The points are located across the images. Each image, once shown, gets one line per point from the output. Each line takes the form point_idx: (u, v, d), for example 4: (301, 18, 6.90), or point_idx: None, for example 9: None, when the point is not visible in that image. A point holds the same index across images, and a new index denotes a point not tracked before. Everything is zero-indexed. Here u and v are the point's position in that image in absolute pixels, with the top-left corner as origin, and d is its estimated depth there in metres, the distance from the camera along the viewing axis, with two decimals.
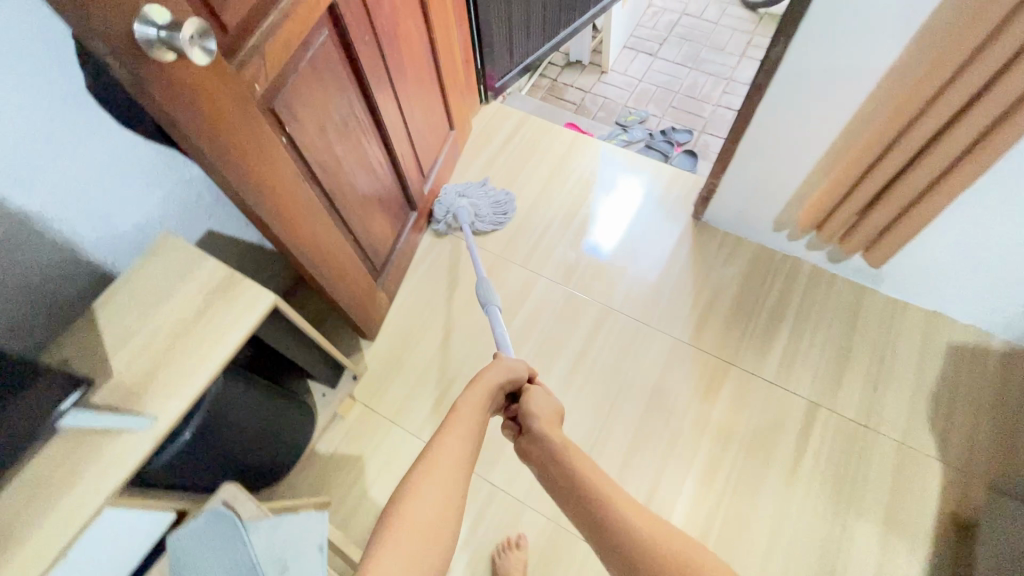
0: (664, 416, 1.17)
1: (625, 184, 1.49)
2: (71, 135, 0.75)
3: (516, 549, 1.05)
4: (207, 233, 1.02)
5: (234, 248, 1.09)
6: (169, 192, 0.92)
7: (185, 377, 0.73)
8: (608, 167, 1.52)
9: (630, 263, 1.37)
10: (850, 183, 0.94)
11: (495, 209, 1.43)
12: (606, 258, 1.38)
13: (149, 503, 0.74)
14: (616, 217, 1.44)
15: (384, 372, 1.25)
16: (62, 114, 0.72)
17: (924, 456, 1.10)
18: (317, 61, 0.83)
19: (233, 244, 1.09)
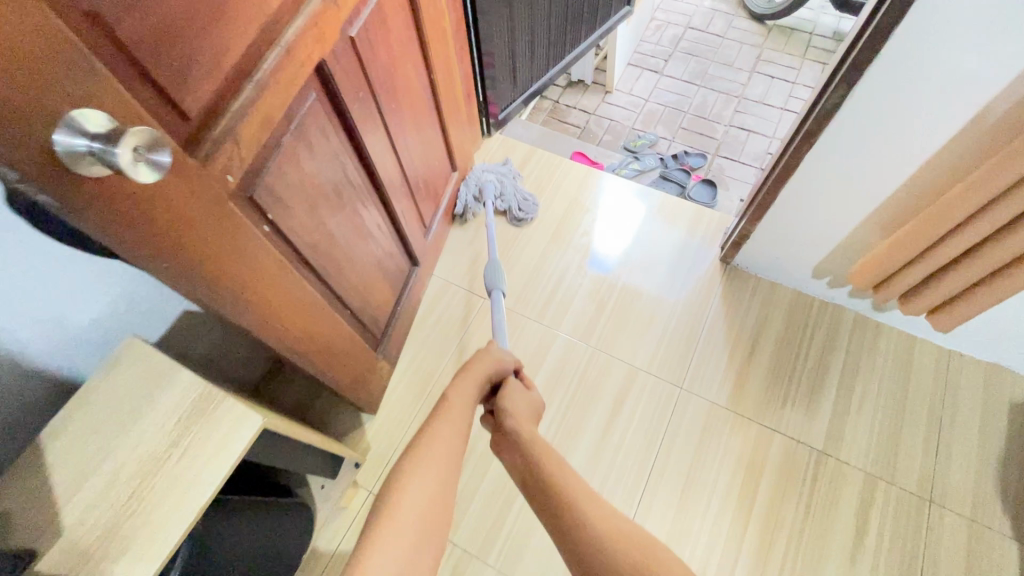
0: (706, 493, 1.05)
1: (635, 203, 1.40)
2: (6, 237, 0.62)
3: None
4: (183, 313, 0.90)
5: (214, 326, 0.96)
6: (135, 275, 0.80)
7: (154, 532, 0.59)
8: (615, 186, 1.44)
9: (654, 313, 1.25)
10: (924, 243, 0.83)
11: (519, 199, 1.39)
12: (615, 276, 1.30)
13: None
14: (625, 234, 1.36)
15: (389, 450, 1.12)
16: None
17: (998, 533, 0.98)
18: (304, 130, 0.70)
19: (213, 322, 0.96)
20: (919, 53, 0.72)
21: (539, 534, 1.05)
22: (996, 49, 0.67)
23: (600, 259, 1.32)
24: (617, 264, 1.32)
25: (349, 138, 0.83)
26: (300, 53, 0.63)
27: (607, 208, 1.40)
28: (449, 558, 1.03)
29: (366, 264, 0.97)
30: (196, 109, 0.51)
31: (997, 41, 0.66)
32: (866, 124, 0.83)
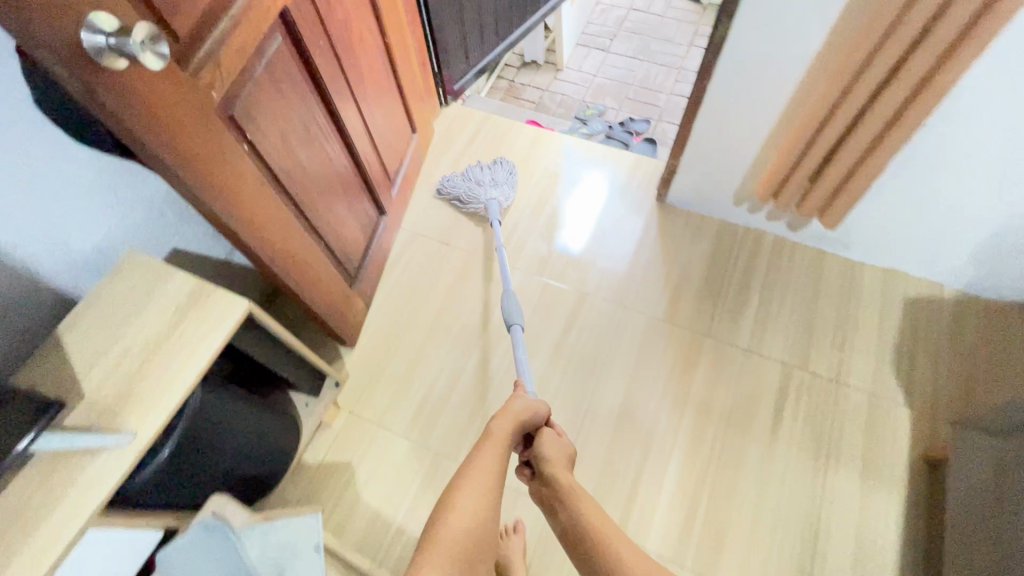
0: (647, 391, 1.20)
1: (590, 181, 1.52)
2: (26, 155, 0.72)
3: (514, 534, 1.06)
4: (171, 251, 1.00)
5: (201, 264, 1.06)
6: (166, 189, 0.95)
7: (163, 390, 0.72)
8: (571, 167, 1.55)
9: (603, 255, 1.39)
10: (802, 147, 0.98)
11: (511, 179, 1.45)
12: (580, 255, 1.40)
13: (134, 519, 0.73)
14: (584, 214, 1.46)
15: (366, 378, 1.25)
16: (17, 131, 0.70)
17: (895, 404, 1.14)
18: (272, 68, 0.83)
19: (199, 261, 1.06)
20: None
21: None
22: None
23: (565, 244, 1.41)
24: (583, 244, 1.41)
25: (314, 86, 0.97)
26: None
27: (556, 172, 1.54)
28: (422, 463, 1.15)
29: (336, 201, 1.10)
30: (184, 31, 0.65)
31: None
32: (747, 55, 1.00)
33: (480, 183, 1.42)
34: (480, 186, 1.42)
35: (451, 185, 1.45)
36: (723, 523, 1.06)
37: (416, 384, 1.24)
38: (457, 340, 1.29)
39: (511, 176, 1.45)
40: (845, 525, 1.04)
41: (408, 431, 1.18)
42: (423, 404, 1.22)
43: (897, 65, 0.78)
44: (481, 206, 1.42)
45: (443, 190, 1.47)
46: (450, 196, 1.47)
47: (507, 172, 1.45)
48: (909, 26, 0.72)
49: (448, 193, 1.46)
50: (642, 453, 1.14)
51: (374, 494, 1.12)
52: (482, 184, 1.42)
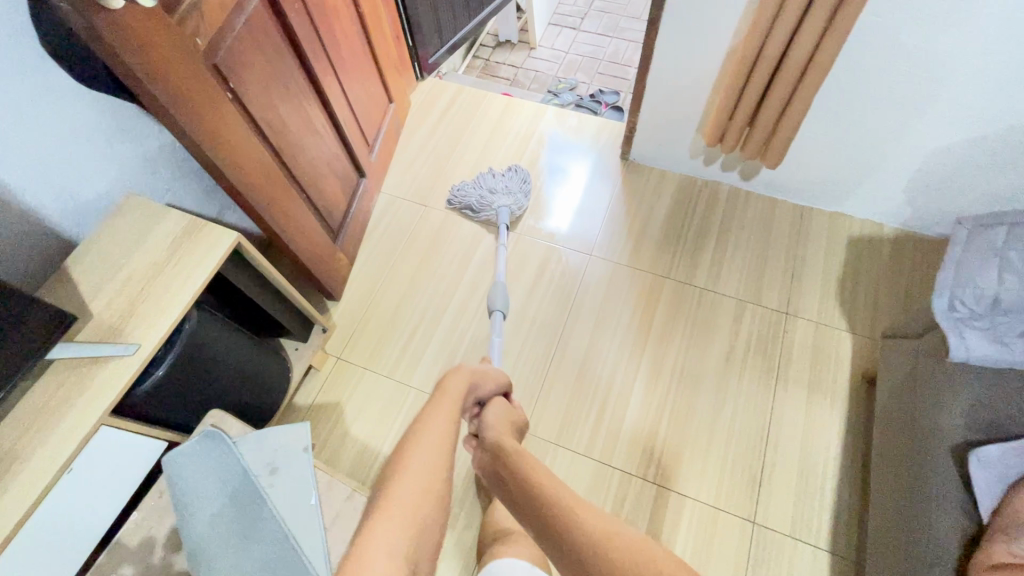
0: (613, 329, 1.30)
1: (572, 167, 1.56)
2: (34, 105, 0.80)
3: None
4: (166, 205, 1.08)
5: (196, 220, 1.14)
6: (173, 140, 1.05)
7: (162, 309, 0.80)
8: (554, 154, 1.60)
9: (583, 228, 1.46)
10: (737, 92, 1.08)
11: (524, 186, 1.47)
12: (566, 237, 1.45)
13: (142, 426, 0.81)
14: (569, 200, 1.51)
15: (352, 327, 1.34)
16: (27, 81, 0.78)
17: (838, 330, 1.25)
18: (252, 25, 0.91)
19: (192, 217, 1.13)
20: None
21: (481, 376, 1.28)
22: None
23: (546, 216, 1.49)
24: (569, 227, 1.46)
25: (292, 47, 1.05)
26: None
27: (536, 140, 1.63)
28: (405, 400, 1.24)
29: (317, 158, 1.19)
30: None
31: None
32: (686, 10, 1.10)
33: (492, 191, 1.45)
34: (491, 194, 1.44)
35: (462, 196, 1.46)
36: (681, 441, 1.16)
37: (398, 331, 1.33)
38: (437, 291, 1.39)
39: (523, 184, 1.47)
40: (792, 440, 1.14)
41: (392, 372, 1.27)
42: (405, 349, 1.31)
43: (806, 7, 0.88)
44: (492, 214, 1.44)
45: (454, 198, 1.48)
46: (461, 206, 1.48)
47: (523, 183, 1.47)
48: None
49: (459, 202, 1.47)
50: (607, 384, 1.24)
51: (362, 429, 1.21)
52: (494, 192, 1.45)
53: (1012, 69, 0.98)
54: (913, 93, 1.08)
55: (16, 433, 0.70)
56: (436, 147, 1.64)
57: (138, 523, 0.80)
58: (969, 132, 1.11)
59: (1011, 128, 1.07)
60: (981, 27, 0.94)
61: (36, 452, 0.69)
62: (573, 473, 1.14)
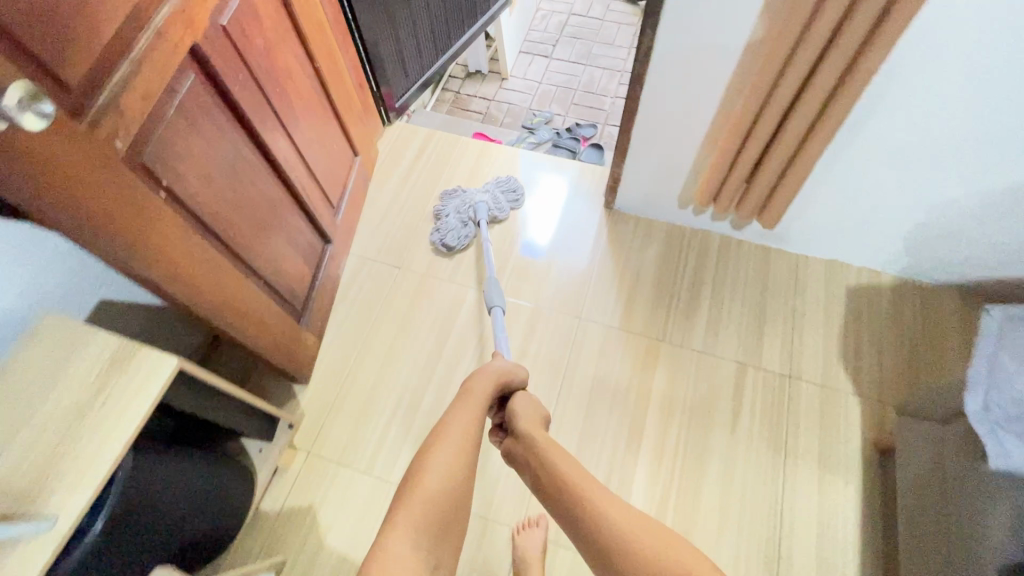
0: (609, 404, 1.21)
1: (546, 181, 1.52)
2: None
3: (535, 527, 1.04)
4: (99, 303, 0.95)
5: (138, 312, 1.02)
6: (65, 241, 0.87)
7: (88, 464, 0.67)
8: (527, 169, 1.55)
9: (560, 248, 1.41)
10: (733, 153, 1.00)
11: (505, 193, 1.46)
12: (542, 255, 1.41)
13: None
14: (544, 214, 1.47)
15: (323, 415, 1.21)
16: None
17: (845, 394, 1.18)
18: (186, 108, 0.78)
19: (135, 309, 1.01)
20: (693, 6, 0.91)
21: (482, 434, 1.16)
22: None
23: (530, 246, 1.42)
24: (545, 244, 1.42)
25: (238, 120, 0.92)
26: (173, 34, 0.72)
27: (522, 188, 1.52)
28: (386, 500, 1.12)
29: (274, 236, 1.06)
30: (77, 82, 0.61)
31: None
32: (673, 67, 1.02)
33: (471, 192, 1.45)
34: (470, 202, 1.42)
35: (458, 232, 1.39)
36: (691, 527, 1.08)
37: (375, 417, 1.21)
38: (416, 366, 1.27)
39: (508, 191, 1.46)
40: (807, 522, 1.07)
41: (370, 467, 1.15)
42: (383, 437, 1.18)
43: (810, 71, 0.81)
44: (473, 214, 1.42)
45: (443, 236, 1.39)
46: (453, 235, 1.39)
47: (509, 190, 1.46)
48: (816, 34, 0.75)
49: (449, 234, 1.39)
50: (607, 468, 1.14)
51: (339, 537, 1.08)
52: (472, 200, 1.43)
53: (1017, 124, 0.93)
54: (914, 146, 1.03)
55: None
56: (407, 199, 1.52)
57: None
58: (971, 183, 1.06)
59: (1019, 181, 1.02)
60: (988, 83, 0.89)
61: None
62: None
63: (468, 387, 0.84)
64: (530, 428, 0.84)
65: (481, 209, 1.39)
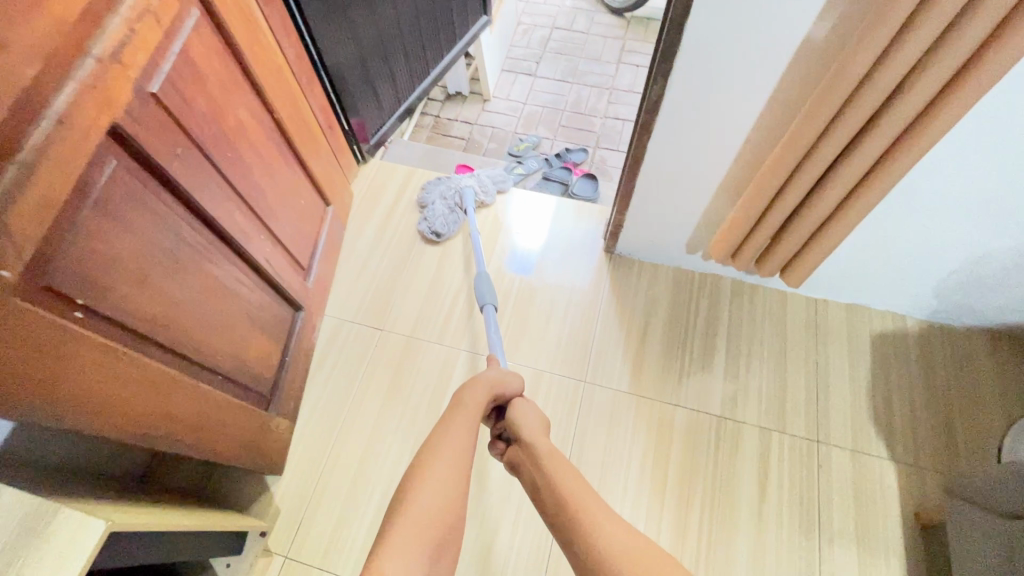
0: (621, 480, 1.09)
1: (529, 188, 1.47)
2: None
3: None
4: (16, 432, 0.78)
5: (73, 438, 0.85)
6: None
7: None
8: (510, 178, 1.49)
9: (552, 265, 1.34)
10: (759, 210, 0.89)
11: (494, 180, 1.44)
12: (531, 270, 1.33)
13: None
14: (530, 222, 1.40)
15: (301, 511, 1.07)
16: None
17: (879, 458, 1.08)
18: (107, 204, 0.64)
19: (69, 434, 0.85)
20: (711, 53, 0.79)
21: (479, 510, 1.09)
22: (761, 43, 0.75)
23: (518, 258, 1.35)
24: (533, 259, 1.35)
25: (178, 198, 0.77)
26: (79, 121, 0.58)
27: (512, 229, 1.39)
28: None
29: (231, 322, 0.91)
30: None
31: (766, 38, 0.74)
32: (687, 115, 0.90)
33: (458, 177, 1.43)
34: (455, 188, 1.40)
35: (446, 219, 1.36)
36: None
37: (360, 511, 1.07)
38: (404, 447, 1.13)
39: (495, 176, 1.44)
40: None
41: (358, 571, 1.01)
42: (371, 534, 1.05)
43: (860, 131, 0.70)
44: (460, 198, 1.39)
45: (432, 222, 1.36)
46: (442, 220, 1.37)
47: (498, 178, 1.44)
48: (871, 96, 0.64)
49: (438, 220, 1.36)
50: None
51: None
52: (458, 186, 1.41)
53: None
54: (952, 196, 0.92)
55: None
56: (387, 247, 1.38)
57: None
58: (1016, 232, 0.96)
59: None
60: None
61: None
62: None
63: (460, 397, 0.75)
64: (534, 435, 0.76)
65: (468, 193, 1.37)
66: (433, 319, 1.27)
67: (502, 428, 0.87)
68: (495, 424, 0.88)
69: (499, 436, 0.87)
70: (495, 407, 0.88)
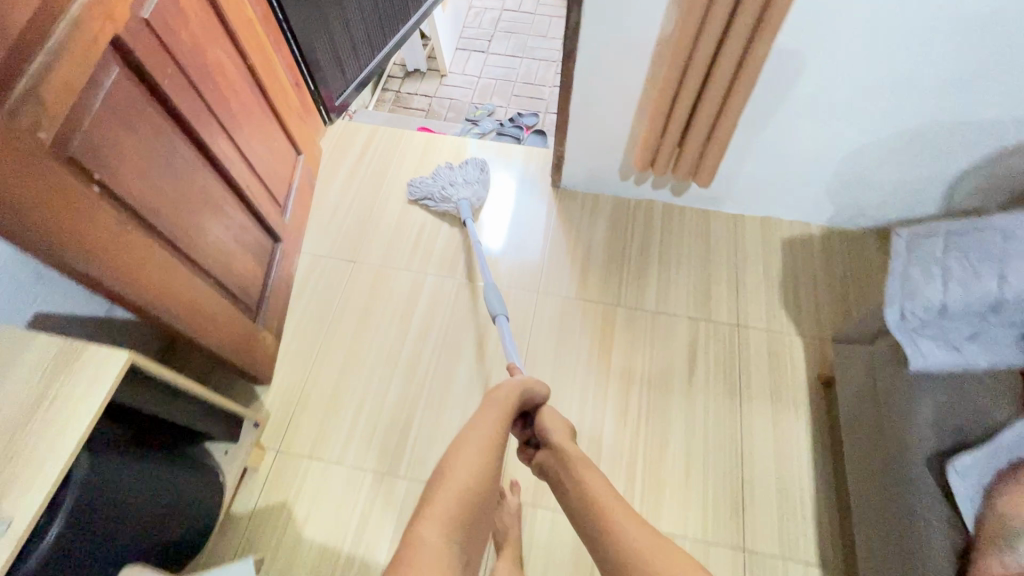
0: (572, 370, 1.25)
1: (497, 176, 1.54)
2: None
3: (512, 493, 1.07)
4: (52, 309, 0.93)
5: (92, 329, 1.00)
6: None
7: (40, 463, 0.64)
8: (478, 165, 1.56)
9: (522, 245, 1.42)
10: (664, 114, 1.06)
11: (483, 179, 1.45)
12: (503, 252, 1.41)
13: None
14: (500, 208, 1.48)
15: (288, 413, 1.19)
16: None
17: (789, 336, 1.26)
18: (114, 102, 0.77)
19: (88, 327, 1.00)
20: None
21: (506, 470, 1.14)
22: None
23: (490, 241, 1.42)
24: (504, 240, 1.43)
25: (169, 114, 0.90)
26: (92, 25, 0.72)
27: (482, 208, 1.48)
28: (361, 486, 1.11)
29: (219, 235, 1.04)
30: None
31: None
32: (601, 40, 1.08)
33: (451, 183, 1.42)
34: (452, 187, 1.42)
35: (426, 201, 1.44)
36: (660, 478, 1.12)
37: (342, 410, 1.20)
38: (380, 355, 1.27)
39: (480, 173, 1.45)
40: (766, 457, 1.13)
41: (343, 456, 1.15)
42: (352, 428, 1.18)
43: (725, 30, 0.88)
44: (452, 207, 1.41)
45: (415, 190, 1.44)
46: (422, 196, 1.45)
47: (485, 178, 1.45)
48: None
49: (420, 194, 1.44)
50: (576, 429, 1.18)
51: (317, 528, 1.07)
52: (454, 184, 1.42)
53: (909, 70, 1.02)
54: (824, 102, 1.12)
55: None
56: (355, 194, 1.51)
57: None
58: (882, 131, 1.15)
59: (914, 124, 1.12)
60: (886, 33, 0.97)
61: None
62: (554, 538, 1.07)
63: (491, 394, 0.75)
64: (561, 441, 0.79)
65: (463, 208, 1.38)
66: (401, 251, 1.41)
67: (530, 434, 0.91)
68: (522, 430, 0.92)
69: (526, 442, 0.92)
70: (523, 415, 0.92)
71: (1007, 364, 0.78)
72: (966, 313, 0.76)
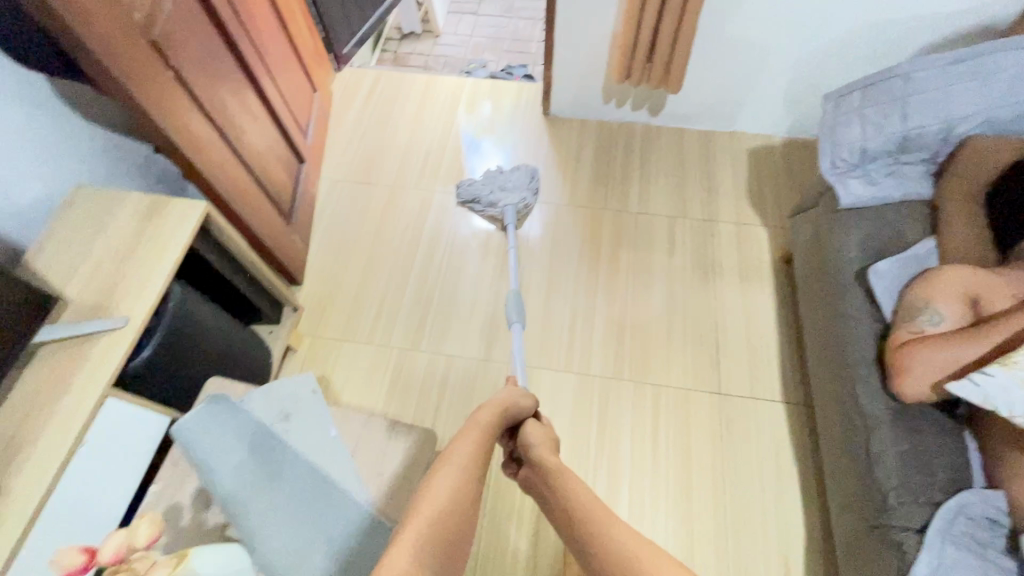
0: (565, 263, 1.42)
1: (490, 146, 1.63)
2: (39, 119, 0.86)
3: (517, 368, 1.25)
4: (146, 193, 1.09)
5: None
6: (41, 79, 0.85)
7: (144, 281, 0.80)
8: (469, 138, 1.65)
9: None
10: (635, 25, 1.23)
11: (532, 188, 1.42)
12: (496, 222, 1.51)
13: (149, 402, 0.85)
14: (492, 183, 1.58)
15: (319, 306, 1.37)
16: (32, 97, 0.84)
17: (755, 227, 1.44)
18: (178, 5, 0.93)
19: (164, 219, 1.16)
20: None
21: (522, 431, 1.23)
22: None
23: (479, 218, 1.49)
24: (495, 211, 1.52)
25: (217, 27, 1.06)
26: None
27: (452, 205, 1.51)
28: (389, 361, 1.29)
29: (257, 141, 1.20)
30: None
31: None
32: None
33: (502, 188, 1.41)
34: (501, 192, 1.41)
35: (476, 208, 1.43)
36: (645, 343, 1.30)
37: (366, 303, 1.37)
38: (397, 257, 1.44)
39: (529, 182, 1.42)
40: (735, 321, 1.31)
41: (371, 337, 1.32)
42: (376, 316, 1.35)
43: None
44: (497, 211, 1.41)
45: (464, 193, 1.43)
46: (470, 199, 1.44)
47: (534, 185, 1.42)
48: None
49: (468, 197, 1.43)
50: (572, 309, 1.36)
51: (352, 395, 1.25)
52: (503, 189, 1.41)
53: None
54: (774, 15, 1.29)
55: (20, 414, 0.70)
56: (365, 128, 1.68)
57: (159, 492, 0.80)
58: (827, 40, 1.33)
59: (853, 31, 1.29)
60: None
61: (52, 418, 0.70)
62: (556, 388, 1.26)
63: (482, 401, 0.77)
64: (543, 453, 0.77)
65: (508, 215, 1.38)
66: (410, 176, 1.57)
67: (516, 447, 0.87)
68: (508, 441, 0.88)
69: (511, 455, 0.88)
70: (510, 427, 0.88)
71: (918, 196, 0.97)
72: (882, 152, 0.96)
